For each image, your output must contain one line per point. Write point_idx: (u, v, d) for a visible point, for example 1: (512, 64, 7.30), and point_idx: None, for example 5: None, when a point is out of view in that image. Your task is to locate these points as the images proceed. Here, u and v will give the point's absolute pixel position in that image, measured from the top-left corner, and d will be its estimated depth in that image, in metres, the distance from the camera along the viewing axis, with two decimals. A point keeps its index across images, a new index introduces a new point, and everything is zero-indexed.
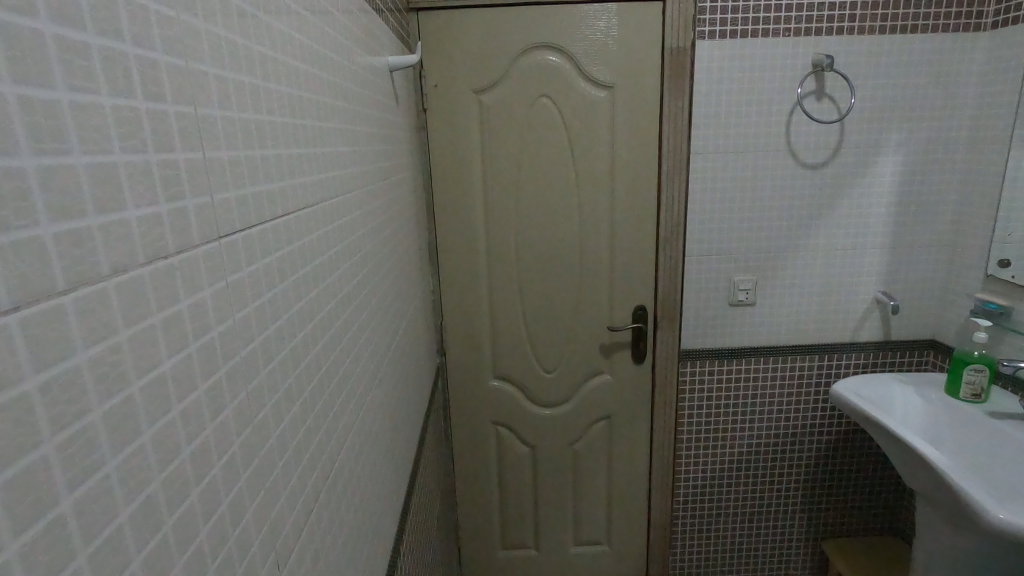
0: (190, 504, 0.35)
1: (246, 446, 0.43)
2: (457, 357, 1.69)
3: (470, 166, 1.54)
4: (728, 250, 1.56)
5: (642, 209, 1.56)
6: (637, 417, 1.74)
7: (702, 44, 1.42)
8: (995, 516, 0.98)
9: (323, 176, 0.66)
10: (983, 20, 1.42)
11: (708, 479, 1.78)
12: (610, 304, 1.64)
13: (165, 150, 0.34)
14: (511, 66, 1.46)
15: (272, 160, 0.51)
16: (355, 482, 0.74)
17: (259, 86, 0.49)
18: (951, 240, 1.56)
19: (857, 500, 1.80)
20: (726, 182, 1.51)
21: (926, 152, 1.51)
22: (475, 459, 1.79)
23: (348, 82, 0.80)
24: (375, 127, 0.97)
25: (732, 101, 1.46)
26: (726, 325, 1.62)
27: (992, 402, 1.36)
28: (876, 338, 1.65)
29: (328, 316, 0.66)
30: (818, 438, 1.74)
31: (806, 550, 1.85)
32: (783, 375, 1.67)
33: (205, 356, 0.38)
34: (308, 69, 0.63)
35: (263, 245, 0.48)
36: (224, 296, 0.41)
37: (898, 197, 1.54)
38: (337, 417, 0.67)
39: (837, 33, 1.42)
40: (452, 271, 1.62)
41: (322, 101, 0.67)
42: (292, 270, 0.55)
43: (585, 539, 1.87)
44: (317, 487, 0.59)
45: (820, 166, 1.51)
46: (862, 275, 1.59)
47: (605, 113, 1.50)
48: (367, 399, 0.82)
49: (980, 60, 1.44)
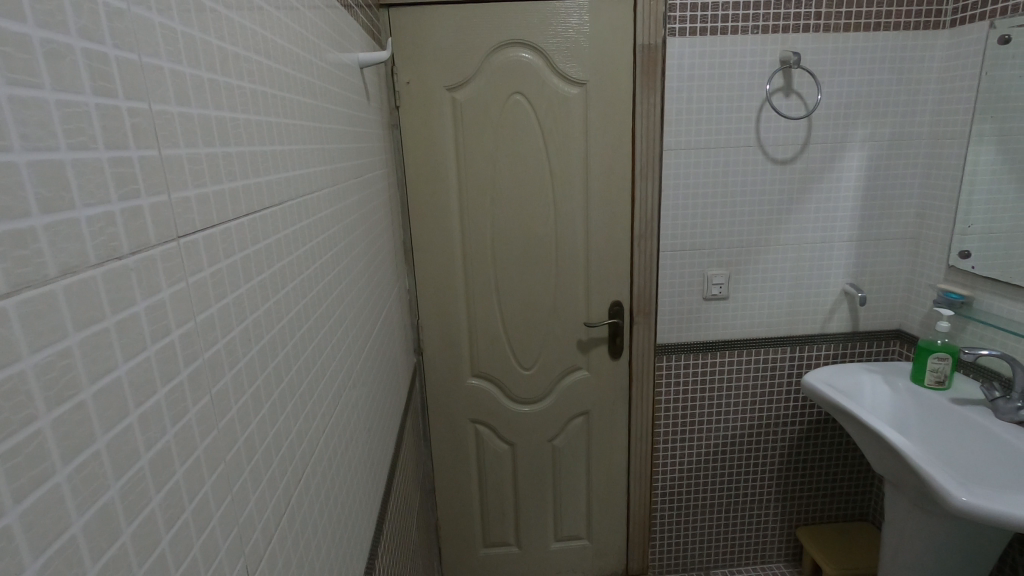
0: (150, 512, 0.34)
1: (210, 451, 0.42)
2: (435, 356, 1.69)
3: (445, 163, 1.53)
4: (701, 244, 1.58)
5: (617, 205, 1.57)
6: (615, 412, 1.75)
7: (673, 41, 1.44)
8: (958, 499, 1.01)
9: (290, 174, 0.65)
10: (942, 18, 1.47)
11: (685, 471, 1.80)
12: (586, 300, 1.65)
13: (118, 147, 0.33)
14: (484, 63, 1.46)
15: (234, 157, 0.50)
16: (329, 485, 0.72)
17: (220, 81, 0.48)
18: (915, 232, 1.61)
19: (829, 488, 1.85)
20: (699, 178, 1.53)
21: (890, 147, 1.55)
22: (454, 458, 1.78)
23: (316, 79, 0.78)
24: (346, 125, 0.96)
25: (703, 98, 1.48)
26: (700, 319, 1.65)
27: (954, 388, 1.40)
28: (845, 329, 1.68)
29: (298, 317, 0.64)
30: (791, 428, 1.77)
31: (781, 537, 1.90)
32: (756, 368, 1.70)
33: (163, 360, 0.37)
34: (273, 66, 0.61)
35: (226, 245, 0.47)
36: (185, 297, 0.40)
37: (864, 191, 1.58)
38: (309, 419, 0.66)
39: (804, 30, 1.45)
40: (428, 270, 1.61)
41: (288, 97, 0.66)
42: (259, 270, 0.54)
43: (566, 535, 1.88)
44: (289, 490, 0.58)
45: (789, 161, 1.54)
46: (831, 267, 1.63)
47: (579, 109, 1.50)
48: (341, 400, 0.81)
49: (940, 57, 1.48)
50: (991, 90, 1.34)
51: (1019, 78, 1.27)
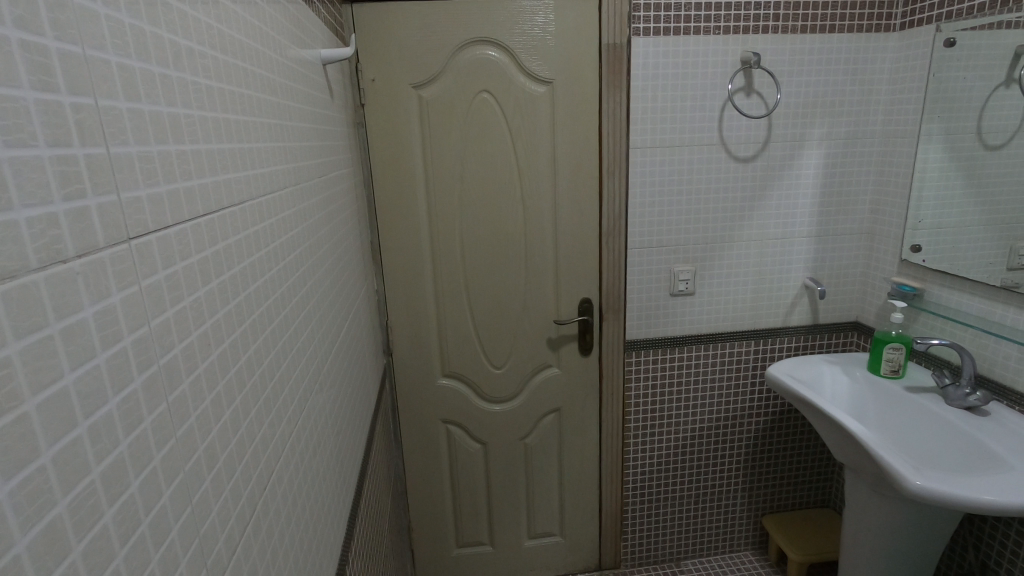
0: (104, 527, 0.33)
1: (167, 461, 0.41)
2: (405, 357, 1.67)
3: (412, 162, 1.51)
4: (667, 242, 1.61)
5: (585, 203, 1.58)
6: (586, 409, 1.76)
7: (637, 40, 1.46)
8: (913, 483, 1.05)
9: (249, 172, 0.63)
10: (892, 21, 1.52)
11: (655, 465, 1.83)
12: (556, 298, 1.65)
13: (61, 144, 0.32)
14: (450, 61, 1.45)
15: (189, 155, 0.48)
16: (296, 492, 0.71)
17: (173, 76, 0.46)
18: (870, 227, 1.67)
19: (793, 476, 1.90)
20: (664, 176, 1.56)
21: (846, 145, 1.60)
22: (426, 459, 1.77)
23: (277, 75, 0.76)
24: (309, 121, 0.94)
25: (667, 96, 1.50)
26: (668, 314, 1.67)
27: (908, 377, 1.46)
28: (806, 322, 1.74)
29: (261, 320, 0.62)
30: (756, 419, 1.82)
31: (748, 526, 1.95)
32: (722, 362, 1.74)
33: (114, 369, 0.35)
34: (231, 61, 0.59)
35: (182, 246, 0.45)
36: (138, 301, 0.38)
37: (822, 187, 1.63)
38: (273, 424, 0.64)
39: (763, 31, 1.49)
40: (397, 270, 1.59)
41: (247, 94, 0.64)
42: (218, 272, 0.52)
43: (540, 532, 1.89)
44: (254, 498, 0.57)
45: (750, 159, 1.58)
46: (792, 262, 1.68)
47: (546, 107, 1.50)
48: (307, 404, 0.79)
49: (891, 59, 1.54)
50: (939, 91, 1.41)
51: (965, 80, 1.33)
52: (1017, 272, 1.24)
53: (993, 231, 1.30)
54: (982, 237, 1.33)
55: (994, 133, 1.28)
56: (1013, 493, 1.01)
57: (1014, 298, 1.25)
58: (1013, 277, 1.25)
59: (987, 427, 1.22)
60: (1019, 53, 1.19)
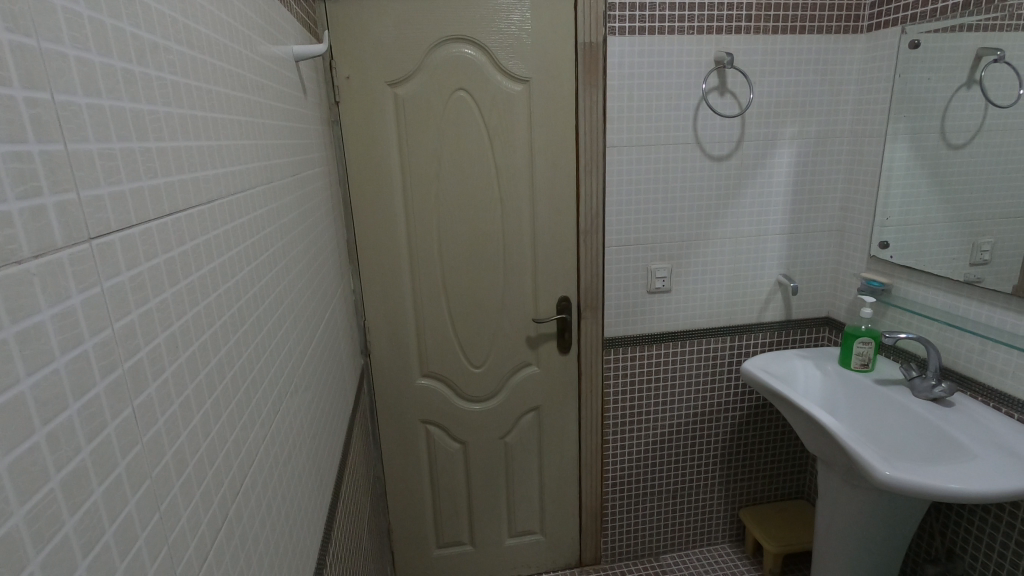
0: (64, 537, 0.32)
1: (133, 468, 0.39)
2: (383, 357, 1.65)
3: (388, 161, 1.50)
4: (644, 240, 1.63)
5: (562, 201, 1.58)
6: (565, 407, 1.77)
7: (613, 40, 1.46)
8: (882, 474, 1.08)
9: (219, 171, 0.61)
10: (860, 23, 1.56)
11: (634, 461, 1.85)
12: (535, 297, 1.66)
13: (14, 139, 0.31)
14: (426, 59, 1.44)
15: (154, 153, 0.46)
16: (271, 496, 0.69)
17: (136, 72, 0.45)
18: (840, 225, 1.71)
19: (768, 469, 1.94)
20: (641, 174, 1.57)
21: (816, 144, 1.64)
22: (405, 460, 1.75)
23: (247, 72, 0.75)
24: (281, 118, 0.92)
25: (643, 95, 1.51)
26: (646, 311, 1.69)
27: (878, 370, 1.50)
28: (779, 318, 1.77)
29: (232, 322, 0.61)
30: (732, 414, 1.85)
31: (725, 519, 1.98)
32: (698, 357, 1.76)
33: (76, 374, 0.34)
34: (198, 57, 0.58)
35: (147, 247, 0.44)
36: (99, 303, 0.37)
37: (794, 186, 1.66)
38: (246, 427, 0.63)
39: (736, 31, 1.51)
40: (374, 270, 1.57)
41: (216, 90, 0.63)
42: (185, 273, 0.51)
43: (520, 530, 1.89)
44: (226, 504, 0.55)
45: (725, 157, 1.60)
46: (766, 259, 1.71)
47: (522, 106, 1.50)
48: (282, 407, 0.77)
49: (859, 60, 1.58)
50: (904, 92, 1.45)
51: (928, 81, 1.37)
52: (980, 267, 1.28)
53: (956, 227, 1.34)
54: (946, 233, 1.37)
55: (956, 133, 1.32)
56: (980, 482, 1.04)
57: (977, 292, 1.29)
58: (975, 272, 1.29)
59: (952, 418, 1.26)
60: (980, 55, 1.23)
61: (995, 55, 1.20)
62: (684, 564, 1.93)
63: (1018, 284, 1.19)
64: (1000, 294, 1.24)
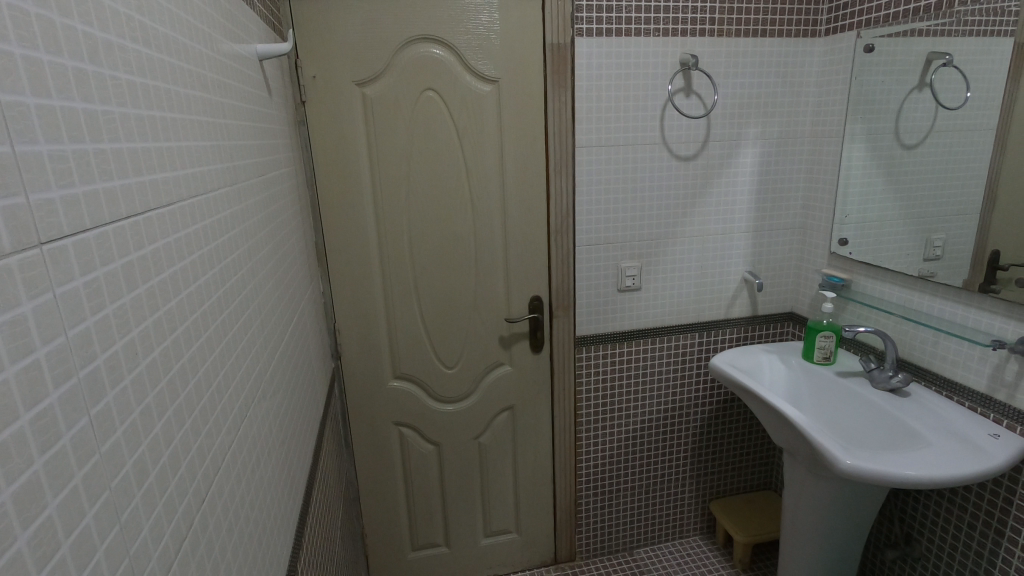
0: (16, 551, 0.31)
1: (90, 478, 0.38)
2: (354, 360, 1.63)
3: (357, 161, 1.48)
4: (614, 239, 1.65)
5: (533, 201, 1.59)
6: (538, 406, 1.78)
7: (581, 41, 1.48)
8: (844, 463, 1.12)
9: (180, 173, 0.60)
10: (818, 27, 1.61)
11: (607, 457, 1.87)
12: (507, 297, 1.66)
13: None
14: (394, 59, 1.42)
15: (110, 154, 0.45)
16: (238, 504, 0.68)
17: (88, 71, 0.43)
18: (802, 222, 1.76)
19: (737, 462, 1.99)
20: (609, 174, 1.59)
21: (778, 144, 1.68)
22: (378, 463, 1.74)
23: (209, 71, 0.73)
24: (245, 117, 0.90)
25: (611, 97, 1.53)
26: (617, 309, 1.71)
27: (839, 363, 1.55)
28: (746, 314, 1.82)
29: (195, 327, 0.60)
30: (701, 408, 1.89)
31: (696, 512, 2.02)
32: (669, 354, 1.79)
33: (27, 383, 0.33)
34: (156, 56, 0.56)
35: (103, 250, 0.43)
36: (51, 310, 0.36)
37: (758, 184, 1.70)
38: (212, 435, 0.61)
39: (700, 34, 1.54)
40: (343, 271, 1.55)
41: (176, 90, 0.61)
42: (145, 277, 0.50)
43: (495, 529, 1.89)
44: (191, 513, 0.54)
45: (691, 158, 1.63)
46: (732, 257, 1.75)
47: (491, 107, 1.50)
48: (249, 413, 0.76)
49: (817, 63, 1.63)
50: (860, 94, 1.50)
51: (883, 83, 1.43)
52: (933, 262, 1.34)
53: (911, 224, 1.40)
54: (901, 230, 1.42)
55: (910, 133, 1.38)
56: (936, 468, 1.09)
57: (929, 286, 1.35)
58: (928, 267, 1.35)
59: (908, 409, 1.31)
60: (931, 58, 1.30)
61: (945, 59, 1.26)
62: (657, 558, 1.97)
63: (968, 278, 1.25)
64: (951, 288, 1.30)
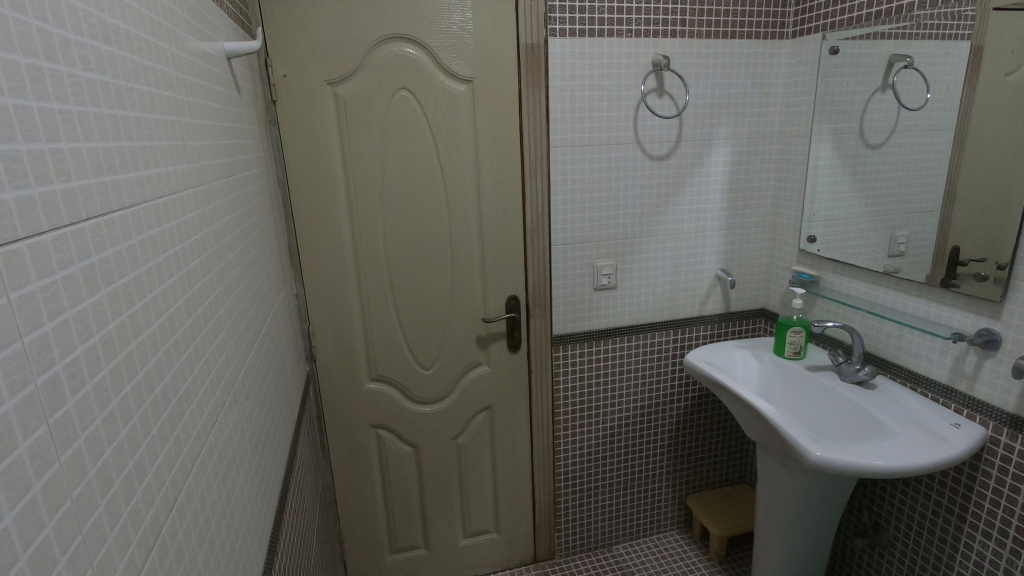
0: None
1: (49, 489, 0.37)
2: (329, 363, 1.61)
3: (330, 161, 1.46)
4: (589, 238, 1.66)
5: (509, 200, 1.59)
6: (516, 405, 1.78)
7: (554, 41, 1.48)
8: (813, 455, 1.15)
9: (144, 173, 0.59)
10: (785, 29, 1.65)
11: (585, 454, 1.88)
12: (483, 296, 1.66)
13: None
14: (366, 58, 1.41)
15: (68, 154, 0.44)
16: (209, 511, 0.66)
17: (43, 68, 0.42)
18: (772, 220, 1.80)
19: (712, 456, 2.02)
20: (584, 173, 1.60)
21: (748, 143, 1.71)
22: (355, 467, 1.72)
23: (174, 70, 0.72)
24: (212, 117, 0.88)
25: (585, 97, 1.54)
26: (593, 307, 1.72)
27: (809, 358, 1.59)
28: (719, 310, 1.85)
29: (161, 331, 0.58)
30: (677, 404, 1.91)
31: (673, 507, 2.05)
32: (644, 351, 1.81)
33: None
34: (116, 53, 0.55)
35: (61, 253, 0.41)
36: (4, 314, 0.34)
37: (729, 183, 1.73)
38: (180, 441, 0.60)
39: (672, 35, 1.56)
40: (317, 273, 1.53)
41: (139, 88, 0.60)
42: (107, 281, 0.48)
43: (475, 530, 1.89)
44: (160, 521, 0.53)
45: (664, 157, 1.65)
46: (705, 255, 1.78)
47: (466, 106, 1.50)
48: (220, 418, 0.74)
49: (785, 64, 1.66)
50: (826, 95, 1.54)
51: (848, 85, 1.47)
52: (896, 258, 1.38)
53: (875, 221, 1.44)
54: (867, 227, 1.46)
55: (874, 134, 1.42)
56: (900, 457, 1.13)
57: (893, 281, 1.39)
58: (893, 263, 1.39)
59: (874, 401, 1.35)
60: (893, 61, 1.34)
61: (906, 62, 1.31)
62: (636, 553, 1.99)
63: (930, 273, 1.29)
64: (915, 283, 1.34)
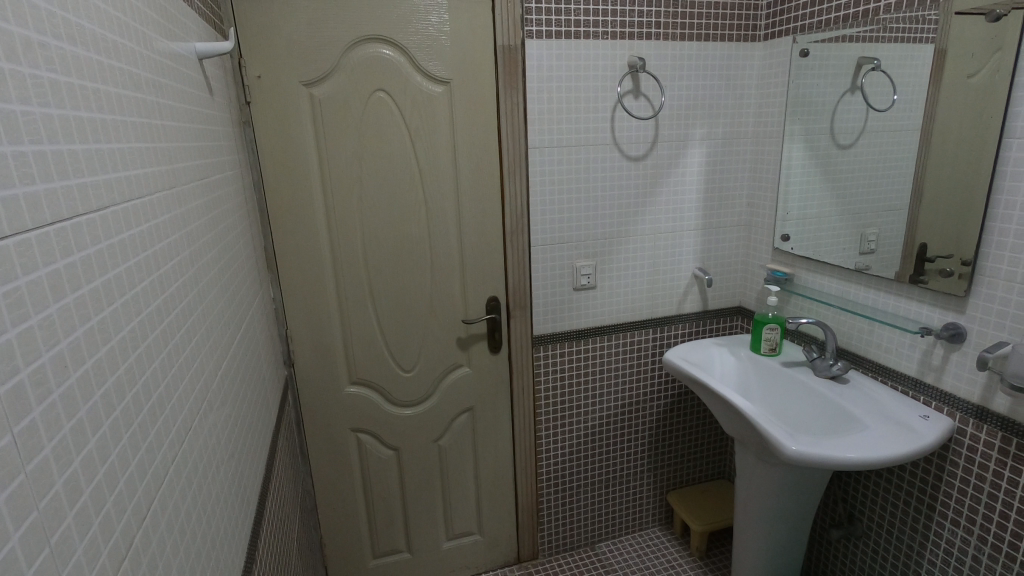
0: None
1: (14, 500, 0.36)
2: (308, 367, 1.59)
3: (307, 162, 1.45)
4: (568, 238, 1.67)
5: (488, 201, 1.59)
6: (498, 406, 1.78)
7: (531, 43, 1.49)
8: (789, 449, 1.17)
9: (113, 176, 0.58)
10: (757, 32, 1.68)
11: (567, 454, 1.89)
12: (463, 298, 1.66)
13: None
14: (342, 59, 1.40)
15: (31, 157, 0.43)
16: (185, 519, 0.65)
17: (4, 67, 0.41)
18: (747, 220, 1.83)
19: (692, 453, 2.05)
20: (563, 174, 1.61)
21: (723, 144, 1.74)
22: (335, 472, 1.70)
23: (143, 70, 0.70)
24: (184, 117, 0.87)
25: (562, 98, 1.55)
26: (573, 308, 1.73)
27: (784, 354, 1.62)
28: (697, 309, 1.87)
29: (131, 337, 0.57)
30: (657, 402, 1.93)
31: (654, 504, 2.07)
32: (624, 350, 1.83)
33: None
34: (82, 53, 0.54)
35: (25, 257, 0.40)
36: None
37: (704, 183, 1.76)
38: (152, 449, 0.59)
39: (647, 37, 1.58)
40: (294, 277, 1.51)
41: (106, 88, 0.59)
42: (73, 285, 0.47)
43: (457, 532, 1.88)
44: (132, 530, 0.52)
45: (641, 158, 1.67)
46: (682, 254, 1.80)
47: (443, 107, 1.50)
48: (194, 424, 0.73)
49: (758, 66, 1.70)
50: (796, 96, 1.58)
51: (818, 87, 1.51)
52: (867, 256, 1.41)
53: (846, 219, 1.47)
54: (838, 226, 1.50)
55: (844, 134, 1.45)
56: (872, 450, 1.16)
57: (864, 278, 1.43)
58: (863, 260, 1.42)
59: (847, 395, 1.38)
60: (860, 63, 1.38)
61: (873, 65, 1.35)
62: (618, 551, 2.00)
63: (899, 270, 1.33)
64: (884, 279, 1.37)
